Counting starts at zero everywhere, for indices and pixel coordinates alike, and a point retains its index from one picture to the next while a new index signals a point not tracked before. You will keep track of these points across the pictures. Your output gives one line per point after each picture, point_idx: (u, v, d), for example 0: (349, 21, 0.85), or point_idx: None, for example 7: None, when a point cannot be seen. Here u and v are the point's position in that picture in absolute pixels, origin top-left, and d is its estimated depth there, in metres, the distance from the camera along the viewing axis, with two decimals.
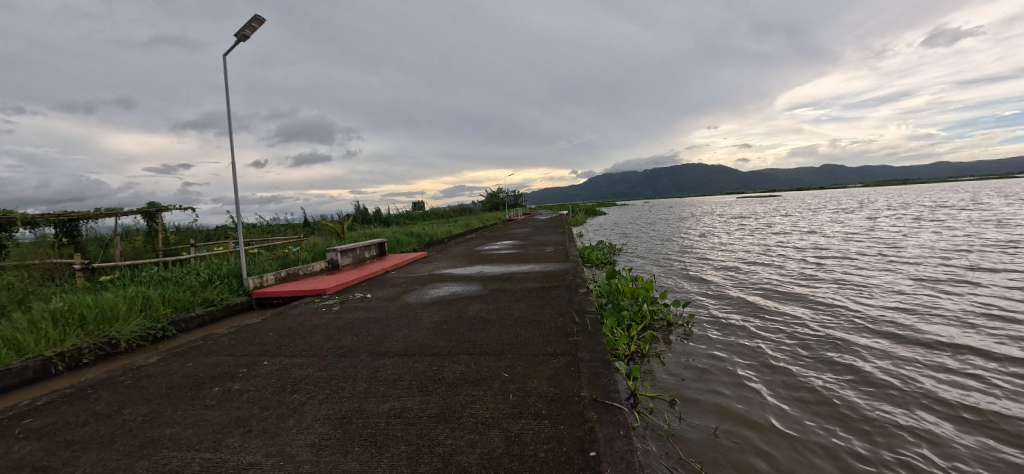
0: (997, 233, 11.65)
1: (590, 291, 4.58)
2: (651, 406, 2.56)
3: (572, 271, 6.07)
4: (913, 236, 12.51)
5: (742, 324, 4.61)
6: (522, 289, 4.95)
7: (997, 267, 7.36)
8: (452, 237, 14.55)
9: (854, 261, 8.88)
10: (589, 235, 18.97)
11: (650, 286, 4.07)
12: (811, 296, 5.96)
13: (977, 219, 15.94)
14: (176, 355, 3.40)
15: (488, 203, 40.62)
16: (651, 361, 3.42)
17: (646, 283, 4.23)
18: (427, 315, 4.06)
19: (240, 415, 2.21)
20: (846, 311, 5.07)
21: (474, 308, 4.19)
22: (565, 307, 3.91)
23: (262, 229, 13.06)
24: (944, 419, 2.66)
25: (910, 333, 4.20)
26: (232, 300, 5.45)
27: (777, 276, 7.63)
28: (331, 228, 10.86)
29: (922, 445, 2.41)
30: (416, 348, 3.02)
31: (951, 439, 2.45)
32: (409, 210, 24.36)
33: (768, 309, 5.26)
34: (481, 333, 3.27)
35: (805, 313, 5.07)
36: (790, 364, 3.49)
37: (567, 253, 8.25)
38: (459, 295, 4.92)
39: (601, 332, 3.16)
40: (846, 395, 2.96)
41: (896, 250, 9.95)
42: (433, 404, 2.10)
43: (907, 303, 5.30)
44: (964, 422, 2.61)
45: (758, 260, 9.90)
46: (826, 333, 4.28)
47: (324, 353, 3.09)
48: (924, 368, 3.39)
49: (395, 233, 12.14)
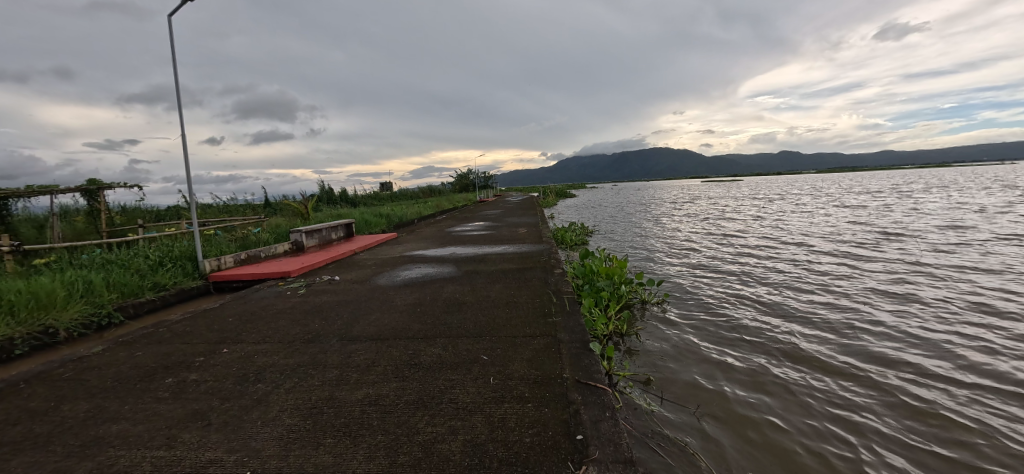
0: (931, 221, 12.72)
1: (565, 271, 4.58)
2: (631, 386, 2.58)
3: (547, 252, 6.04)
4: (859, 222, 13.43)
5: (712, 304, 4.76)
6: (497, 271, 4.88)
7: (935, 253, 7.98)
8: (423, 218, 14.22)
9: (810, 245, 9.39)
10: (560, 217, 19.09)
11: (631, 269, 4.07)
12: (773, 276, 6.26)
13: (914, 207, 17.35)
14: (124, 344, 3.11)
15: (459, 182, 40.00)
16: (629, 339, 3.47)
17: (621, 263, 4.26)
18: (400, 298, 3.91)
19: (198, 408, 2.04)
20: (805, 291, 5.34)
21: (449, 290, 4.08)
22: (542, 288, 3.89)
23: (218, 208, 12.24)
24: (907, 393, 2.81)
25: (864, 311, 4.46)
26: (186, 284, 5.09)
27: (741, 258, 7.94)
28: (296, 208, 10.36)
29: (888, 418, 2.53)
30: (390, 332, 2.91)
31: (914, 413, 2.57)
32: (377, 191, 23.65)
33: (733, 289, 5.48)
34: (458, 316, 3.19)
35: (770, 292, 5.29)
36: (760, 344, 3.60)
37: (541, 234, 8.22)
38: (432, 277, 4.80)
39: (578, 312, 3.18)
40: (810, 371, 3.12)
41: (847, 236, 10.60)
42: (410, 390, 2.02)
43: (858, 283, 5.67)
44: (924, 396, 2.77)
45: (723, 243, 10.27)
46: (789, 311, 4.48)
47: (290, 339, 2.92)
48: (876, 343, 3.62)
49: (362, 213, 11.70)
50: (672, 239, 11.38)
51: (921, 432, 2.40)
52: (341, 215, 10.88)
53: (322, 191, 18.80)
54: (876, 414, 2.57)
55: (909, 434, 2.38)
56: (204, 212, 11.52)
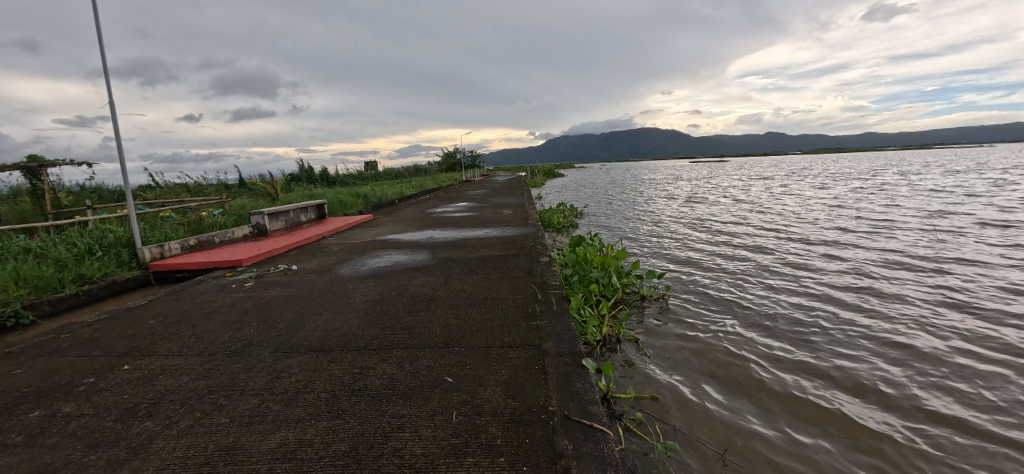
0: (922, 205, 12.58)
1: (553, 260, 4.08)
2: (639, 418, 2.05)
3: (533, 237, 5.51)
4: (850, 206, 13.24)
5: (713, 295, 4.32)
6: (477, 259, 4.34)
7: (935, 237, 7.70)
8: (405, 198, 13.50)
9: (806, 228, 9.05)
10: (550, 198, 18.50)
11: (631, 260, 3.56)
12: (773, 262, 5.88)
13: (902, 192, 17.28)
14: (7, 357, 2.51)
15: (446, 161, 38.84)
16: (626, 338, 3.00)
17: (616, 251, 3.73)
18: (361, 292, 3.35)
19: (51, 461, 1.50)
20: (810, 279, 4.96)
21: (418, 282, 3.53)
22: (526, 280, 3.38)
23: (182, 188, 11.35)
24: (952, 403, 2.41)
25: (877, 302, 4.10)
26: (121, 276, 4.42)
27: (738, 242, 7.54)
28: (263, 188, 9.55)
29: (934, 437, 2.14)
30: (337, 340, 2.37)
31: (965, 431, 2.18)
32: (358, 170, 22.62)
33: (734, 277, 5.06)
34: (424, 318, 2.66)
35: (773, 281, 4.89)
36: (771, 344, 3.17)
37: (528, 216, 7.66)
38: (402, 266, 4.24)
39: (568, 312, 2.68)
40: (834, 376, 2.71)
41: (842, 219, 10.34)
42: (343, 434, 1.50)
43: (864, 269, 5.33)
44: (968, 409, 2.38)
45: (717, 226, 9.89)
46: (797, 302, 4.09)
47: (213, 351, 2.36)
48: (900, 340, 3.24)
49: (338, 194, 10.92)
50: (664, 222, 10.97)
51: (975, 457, 2.00)
52: (314, 195, 10.12)
53: (299, 171, 17.77)
54: (921, 433, 2.17)
55: (965, 459, 1.98)
56: (166, 192, 10.64)
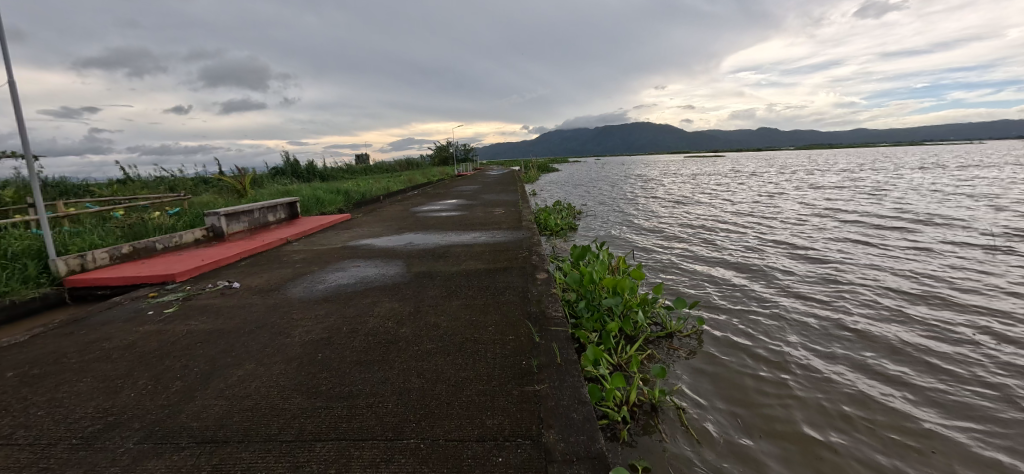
0: (931, 203, 12.05)
1: (552, 277, 3.33)
2: None
3: (528, 244, 4.76)
4: (857, 204, 12.68)
5: (741, 312, 3.62)
6: (460, 274, 3.58)
7: (961, 237, 7.11)
8: (390, 195, 12.64)
9: (821, 228, 8.42)
10: (545, 194, 17.74)
11: (655, 285, 2.73)
12: (797, 268, 5.21)
13: (904, 189, 16.83)
14: None
15: (438, 154, 37.80)
16: (655, 380, 2.27)
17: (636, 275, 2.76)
18: (305, 326, 2.59)
19: None
20: (847, 289, 4.30)
21: (382, 310, 2.78)
22: (518, 310, 2.64)
23: (143, 183, 10.36)
24: None
25: (938, 319, 3.44)
26: (23, 295, 3.56)
27: (752, 244, 6.86)
28: (230, 184, 8.64)
29: None
30: (242, 421, 1.64)
31: None
32: (344, 165, 21.59)
33: (760, 289, 4.37)
34: (376, 374, 1.92)
35: (806, 292, 4.20)
36: (834, 384, 2.48)
37: (522, 216, 6.90)
38: (368, 284, 3.48)
39: (575, 367, 1.94)
40: (925, 437, 2.04)
41: (855, 219, 9.72)
42: None
43: (901, 277, 4.68)
44: None
45: (724, 227, 9.24)
46: (844, 322, 3.41)
47: (57, 439, 1.61)
48: (988, 375, 2.58)
49: (315, 190, 10.04)
50: (668, 223, 10.27)
51: None
52: (288, 192, 9.25)
53: (279, 164, 16.75)
54: None
55: None
56: (125, 188, 9.67)
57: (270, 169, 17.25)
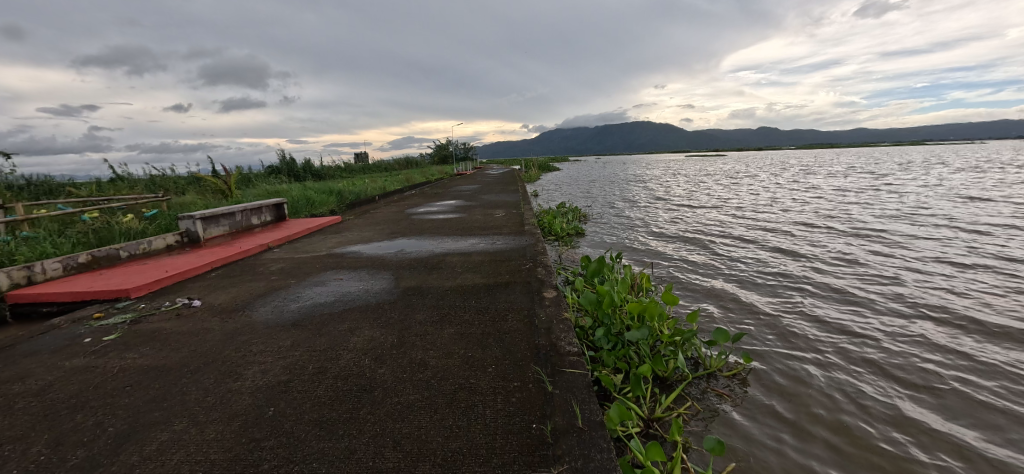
0: (947, 206, 11.62)
1: (562, 295, 2.86)
2: None
3: (532, 251, 4.27)
4: (870, 206, 12.24)
5: (777, 341, 3.15)
6: (456, 291, 3.11)
7: (990, 245, 6.69)
8: (386, 196, 12.12)
9: (839, 232, 7.98)
10: (546, 194, 17.24)
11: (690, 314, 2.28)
12: (824, 280, 4.78)
13: (914, 191, 16.38)
14: None
15: (438, 153, 37.32)
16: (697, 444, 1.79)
17: (670, 299, 2.24)
18: (263, 362, 2.12)
19: None
20: (884, 308, 3.88)
21: (359, 341, 2.31)
22: (524, 343, 2.17)
23: (126, 181, 9.86)
24: None
25: (996, 350, 3.02)
26: None
27: (772, 251, 6.36)
28: (215, 184, 8.15)
29: None
30: None
31: None
32: (341, 164, 21.10)
33: (789, 306, 3.92)
34: (337, 446, 1.45)
35: (843, 311, 3.75)
36: (910, 443, 2.03)
37: (524, 220, 6.39)
38: (349, 302, 3.01)
39: (602, 436, 1.46)
40: None
41: (875, 222, 9.21)
42: None
43: (940, 293, 4.27)
44: None
45: (737, 230, 8.74)
46: (892, 352, 2.98)
47: None
48: None
49: (305, 190, 9.54)
50: (676, 225, 9.78)
51: None
52: (276, 192, 8.75)
53: (274, 162, 16.26)
54: None
55: None
56: (106, 187, 9.18)
57: (263, 166, 16.70)
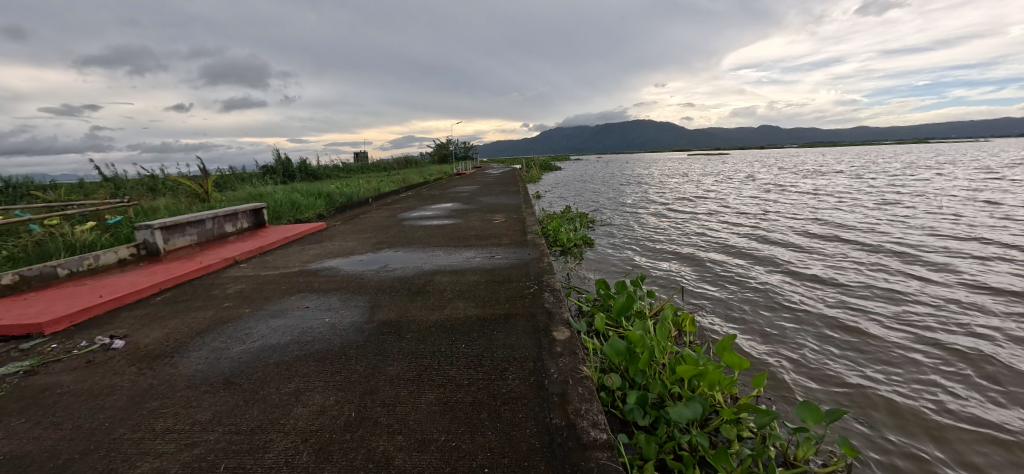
0: (972, 209, 10.98)
1: (577, 338, 2.25)
2: None
3: (536, 268, 3.63)
4: (889, 208, 11.59)
5: (839, 392, 2.56)
6: (443, 328, 2.48)
7: None
8: (380, 199, 11.48)
9: (867, 237, 7.35)
10: (549, 195, 16.58)
11: (759, 377, 1.67)
12: (868, 296, 4.18)
13: (931, 192, 15.74)
14: None
15: (438, 152, 36.68)
16: None
17: (742, 363, 1.65)
18: (158, 456, 1.51)
19: None
20: (951, 337, 3.27)
21: (302, 415, 1.69)
22: (529, 425, 1.56)
23: (101, 184, 9.25)
24: None
25: None
26: None
27: (802, 261, 5.72)
28: (190, 187, 7.51)
29: None
30: None
31: None
32: (337, 164, 20.47)
33: (838, 335, 3.32)
34: None
35: (903, 346, 3.15)
36: None
37: (527, 227, 5.74)
38: (306, 344, 2.38)
39: None
40: None
41: (904, 229, 8.55)
42: None
43: (1008, 316, 3.67)
44: None
45: (756, 234, 8.08)
46: (979, 410, 2.41)
47: None
48: None
49: (291, 193, 8.90)
50: (689, 228, 9.12)
51: None
52: (259, 195, 8.12)
53: (267, 163, 15.64)
54: None
55: None
56: (77, 190, 8.56)
57: (255, 167, 16.09)
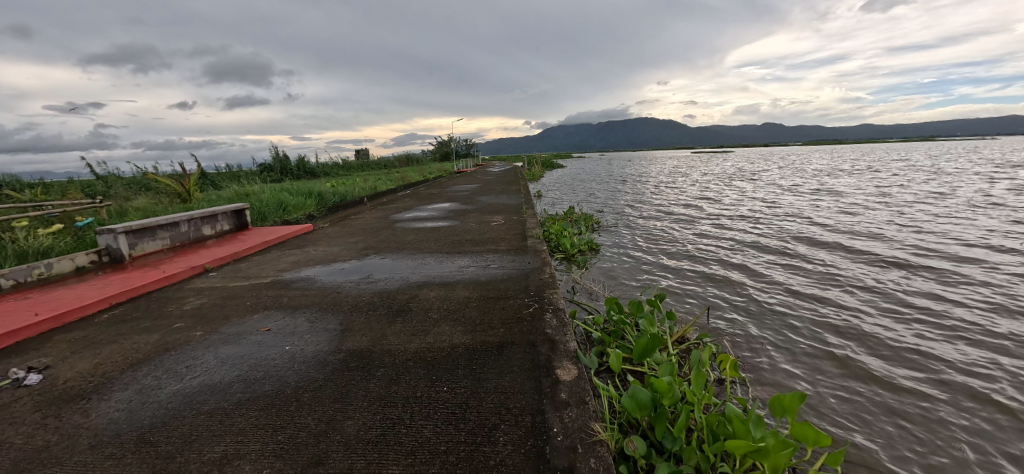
0: (995, 209, 10.44)
1: (585, 381, 1.81)
2: None
3: (537, 282, 3.18)
4: (907, 208, 11.06)
5: (896, 437, 2.12)
6: (421, 362, 2.04)
7: None
8: (376, 198, 11.03)
9: (891, 240, 6.87)
10: (552, 194, 16.12)
11: (839, 453, 1.25)
12: (907, 310, 3.72)
13: (948, 191, 15.11)
14: None
15: (439, 150, 36.27)
16: None
17: (818, 438, 1.22)
18: None
19: None
20: (1012, 361, 2.82)
21: None
22: None
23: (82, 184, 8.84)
24: None
25: None
26: None
27: (827, 265, 5.24)
28: (172, 187, 7.10)
29: None
30: None
31: None
32: (336, 162, 20.05)
33: (881, 358, 2.88)
34: None
35: (960, 372, 2.70)
36: None
37: (527, 231, 5.29)
38: (253, 382, 1.96)
39: None
40: None
41: (929, 229, 8.06)
42: None
43: None
44: None
45: (772, 235, 7.61)
46: None
47: None
48: None
49: (280, 193, 8.47)
50: (700, 229, 8.64)
51: None
52: (245, 195, 7.69)
53: (264, 160, 15.28)
54: None
55: None
56: (55, 190, 8.16)
57: (252, 165, 15.68)
